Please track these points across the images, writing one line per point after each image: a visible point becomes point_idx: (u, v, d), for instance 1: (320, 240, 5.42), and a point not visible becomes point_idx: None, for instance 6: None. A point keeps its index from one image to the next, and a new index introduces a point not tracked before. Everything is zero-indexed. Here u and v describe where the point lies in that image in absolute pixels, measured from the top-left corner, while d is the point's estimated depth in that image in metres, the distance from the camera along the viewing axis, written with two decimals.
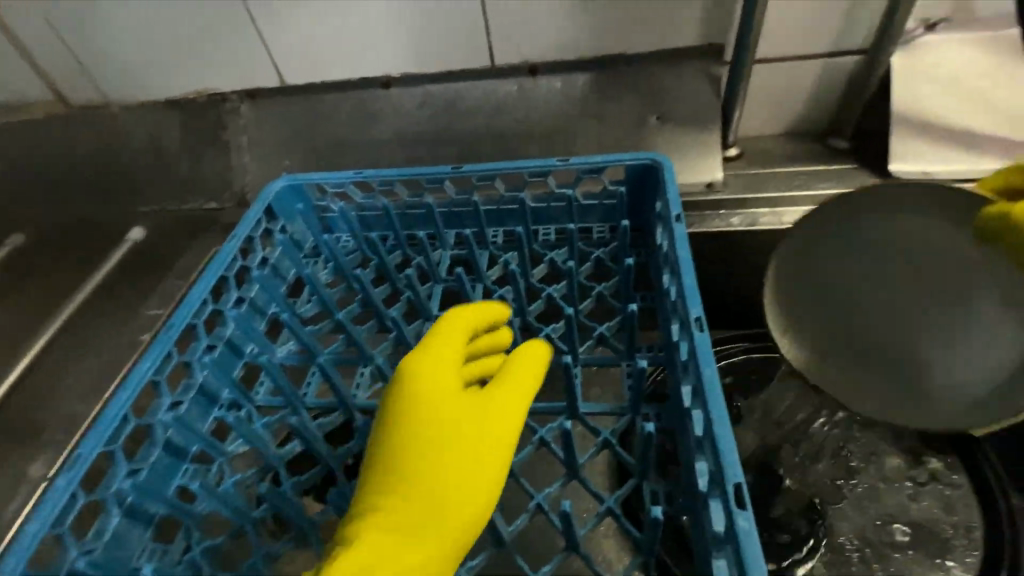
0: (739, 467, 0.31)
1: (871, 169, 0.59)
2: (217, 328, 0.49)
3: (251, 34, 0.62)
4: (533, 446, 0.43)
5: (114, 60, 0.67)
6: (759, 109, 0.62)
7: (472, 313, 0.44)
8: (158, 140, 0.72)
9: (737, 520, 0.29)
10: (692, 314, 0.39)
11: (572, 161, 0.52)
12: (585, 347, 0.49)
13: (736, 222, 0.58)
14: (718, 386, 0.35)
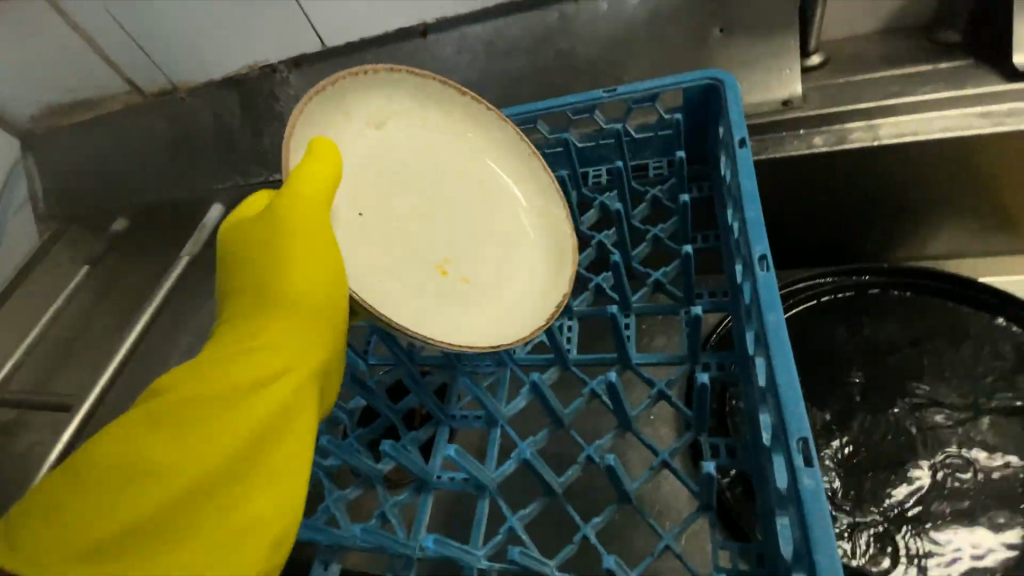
0: (805, 422, 0.27)
1: (993, 61, 0.48)
2: None
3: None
4: (583, 399, 0.41)
5: (173, 46, 0.71)
6: (843, 5, 0.52)
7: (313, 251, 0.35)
8: (220, 119, 0.75)
9: (801, 478, 0.26)
10: (755, 253, 0.34)
11: (619, 90, 0.47)
12: (639, 295, 0.46)
13: (818, 142, 0.51)
14: (786, 332, 0.31)
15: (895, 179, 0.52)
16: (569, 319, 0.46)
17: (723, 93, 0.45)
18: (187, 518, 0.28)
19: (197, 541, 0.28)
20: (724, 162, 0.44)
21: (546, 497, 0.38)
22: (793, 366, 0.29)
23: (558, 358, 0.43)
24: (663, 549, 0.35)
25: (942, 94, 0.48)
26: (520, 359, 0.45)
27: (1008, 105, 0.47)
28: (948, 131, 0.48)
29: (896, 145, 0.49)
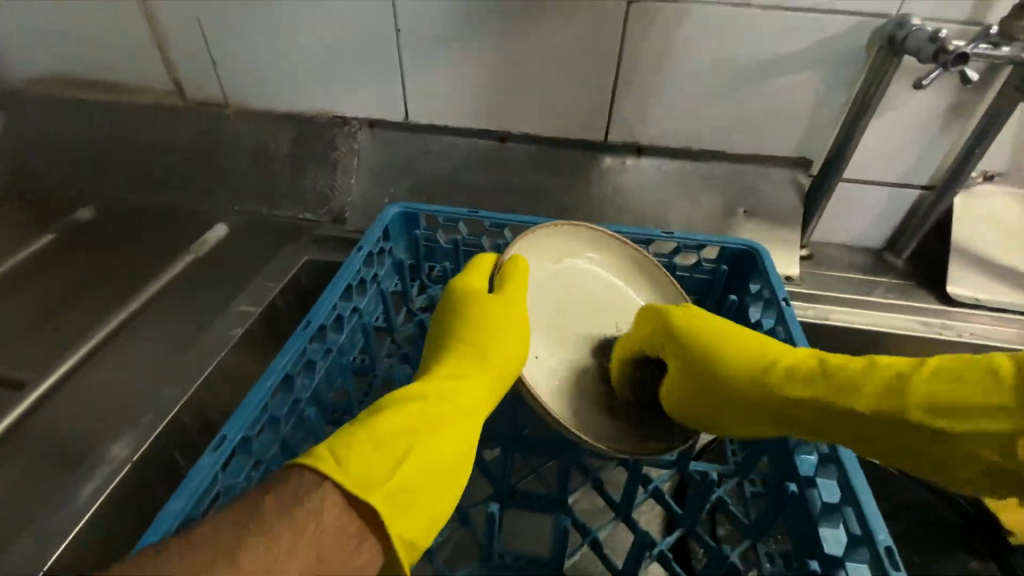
0: (887, 533, 0.35)
1: (929, 287, 0.66)
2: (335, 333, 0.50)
3: (392, 71, 0.68)
4: (647, 495, 0.49)
5: (248, 69, 0.71)
6: (828, 219, 0.70)
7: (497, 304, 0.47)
8: (265, 146, 0.74)
9: None
10: None
11: (676, 234, 0.54)
12: None
13: (809, 313, 0.64)
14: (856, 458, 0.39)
15: (855, 359, 0.67)
16: None
17: (760, 259, 0.52)
18: (415, 484, 0.34)
19: (417, 506, 0.34)
20: (758, 311, 0.51)
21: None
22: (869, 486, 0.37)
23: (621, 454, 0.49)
24: None
25: (896, 301, 0.65)
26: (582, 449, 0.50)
27: (942, 318, 0.63)
28: (900, 329, 0.63)
29: (867, 329, 0.63)
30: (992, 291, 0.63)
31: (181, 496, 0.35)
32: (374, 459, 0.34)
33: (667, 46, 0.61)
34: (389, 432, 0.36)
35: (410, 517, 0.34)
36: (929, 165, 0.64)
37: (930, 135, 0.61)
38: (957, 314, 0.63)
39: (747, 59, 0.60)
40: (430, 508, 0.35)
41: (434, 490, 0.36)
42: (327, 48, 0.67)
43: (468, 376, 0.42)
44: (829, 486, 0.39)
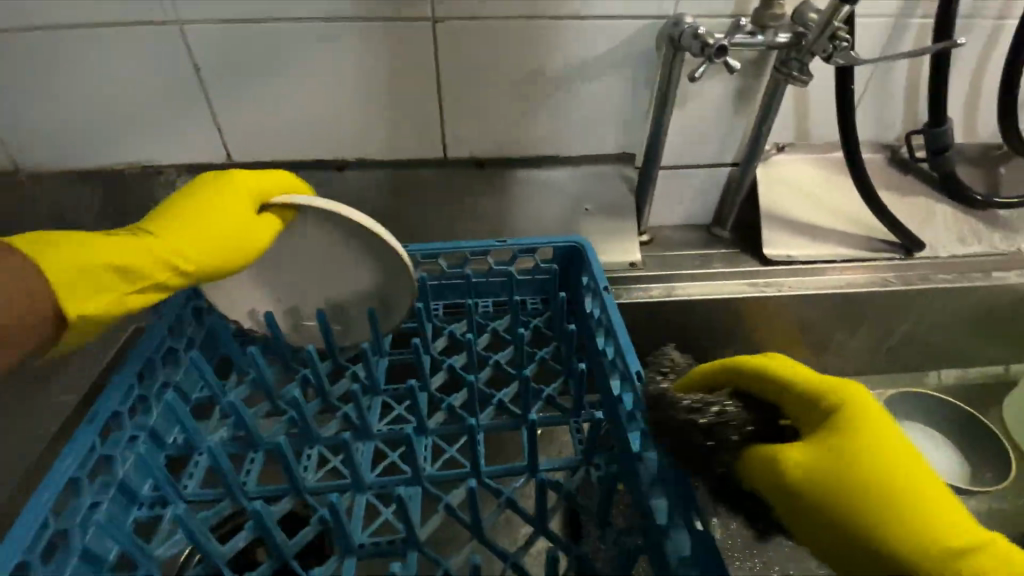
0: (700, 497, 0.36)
1: (750, 253, 0.74)
2: (139, 416, 0.46)
3: (202, 113, 0.63)
4: (500, 507, 0.44)
5: (30, 126, 0.62)
6: (661, 203, 0.76)
7: (245, 179, 0.47)
8: (72, 209, 0.66)
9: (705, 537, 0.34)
10: (633, 368, 0.45)
11: (509, 241, 0.59)
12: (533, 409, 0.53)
13: (655, 292, 0.69)
14: None
15: (703, 328, 0.73)
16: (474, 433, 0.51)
17: (585, 252, 0.58)
18: (79, 293, 0.39)
19: (101, 299, 0.40)
20: (587, 301, 0.56)
21: None
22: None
23: (470, 470, 0.46)
24: None
25: (726, 270, 0.72)
26: (433, 475, 0.46)
27: (766, 277, 0.71)
28: (734, 294, 0.70)
29: (706, 299, 0.69)
30: (800, 247, 0.72)
31: None
32: (77, 285, 0.39)
33: (480, 61, 0.62)
34: (103, 253, 0.40)
35: (121, 300, 0.41)
36: (731, 144, 0.71)
37: (728, 118, 0.68)
38: (775, 272, 0.71)
39: (556, 67, 0.63)
40: (144, 288, 0.42)
41: (137, 284, 0.42)
42: (119, 95, 0.61)
43: (196, 249, 0.44)
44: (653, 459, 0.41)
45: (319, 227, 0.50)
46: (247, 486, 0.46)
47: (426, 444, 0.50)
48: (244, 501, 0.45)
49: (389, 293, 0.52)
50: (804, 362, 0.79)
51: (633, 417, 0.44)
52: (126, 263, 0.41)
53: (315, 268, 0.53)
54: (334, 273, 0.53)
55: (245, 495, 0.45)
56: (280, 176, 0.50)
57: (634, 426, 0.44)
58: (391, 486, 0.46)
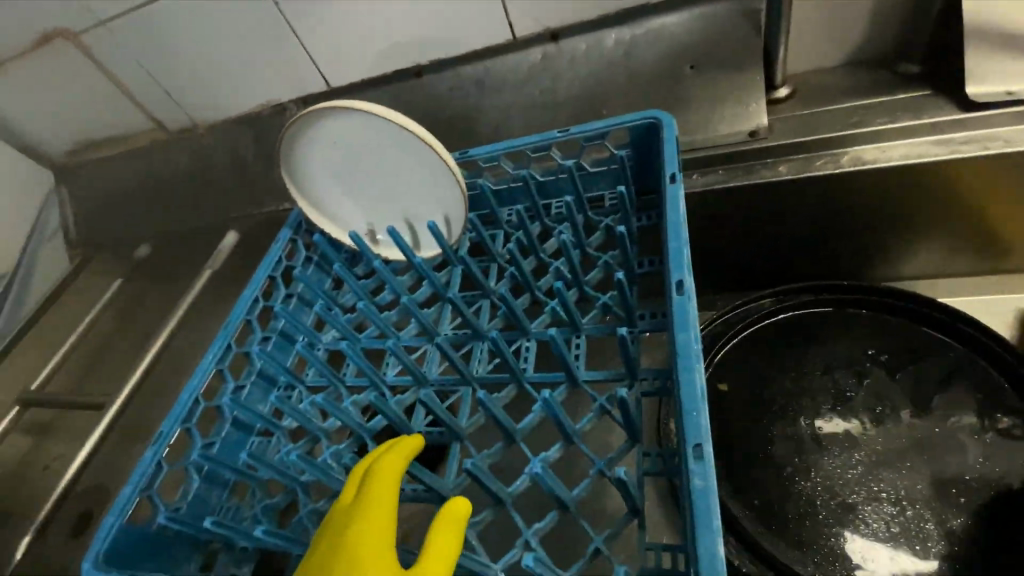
0: (701, 429, 0.31)
1: (947, 94, 0.51)
2: (271, 322, 0.57)
3: (295, 45, 0.68)
4: (535, 415, 0.43)
5: (194, 86, 0.77)
6: (807, 41, 0.56)
7: (394, 455, 0.36)
8: (236, 151, 0.81)
9: (693, 480, 0.29)
10: (674, 279, 0.39)
11: (571, 130, 0.52)
12: (590, 316, 0.49)
13: (784, 170, 0.54)
14: (690, 351, 0.34)
15: (861, 207, 0.55)
16: (527, 340, 0.49)
17: (661, 131, 0.49)
18: None
19: None
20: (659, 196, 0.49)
21: (497, 506, 0.40)
22: (695, 378, 0.33)
23: (513, 377, 0.46)
24: (594, 551, 0.35)
25: (902, 124, 0.51)
26: (481, 378, 0.48)
27: (964, 132, 0.50)
28: (908, 158, 0.51)
29: (855, 172, 0.52)
30: None
31: (130, 486, 0.44)
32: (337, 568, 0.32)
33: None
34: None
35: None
36: None
37: None
38: (984, 121, 0.49)
39: None
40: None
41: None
42: (236, 45, 0.70)
43: None
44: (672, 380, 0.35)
45: (383, 145, 0.54)
46: (345, 377, 0.54)
47: (484, 348, 0.50)
48: (344, 388, 0.53)
49: (450, 200, 0.55)
50: None
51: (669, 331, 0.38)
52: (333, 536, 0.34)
53: (378, 184, 0.57)
54: (406, 186, 0.57)
55: (344, 383, 0.53)
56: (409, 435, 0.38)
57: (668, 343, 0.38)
58: (449, 387, 0.49)
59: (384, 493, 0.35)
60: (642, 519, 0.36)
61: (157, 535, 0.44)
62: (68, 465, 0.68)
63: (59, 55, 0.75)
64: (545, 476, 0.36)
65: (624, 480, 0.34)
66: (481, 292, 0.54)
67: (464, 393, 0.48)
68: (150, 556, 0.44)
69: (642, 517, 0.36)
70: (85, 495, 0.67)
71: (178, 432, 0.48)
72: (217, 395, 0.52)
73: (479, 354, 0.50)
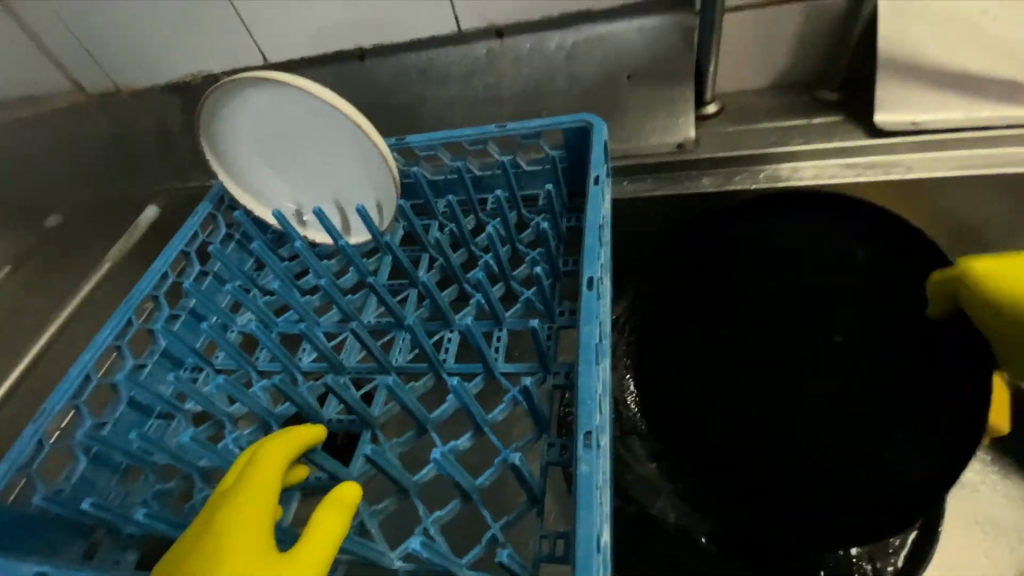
0: (594, 417, 0.31)
1: (858, 121, 0.55)
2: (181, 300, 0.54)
3: (229, 15, 0.65)
4: (448, 405, 0.43)
5: (119, 50, 0.72)
6: (737, 61, 0.59)
7: (285, 439, 0.34)
8: (163, 121, 0.76)
9: (579, 465, 0.30)
10: (586, 275, 0.39)
11: (508, 126, 0.53)
12: (512, 310, 0.49)
13: (707, 182, 0.57)
14: (592, 342, 0.35)
15: None
16: (450, 331, 0.49)
17: (591, 134, 0.50)
18: None
19: None
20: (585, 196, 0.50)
21: (400, 495, 0.39)
22: (594, 369, 0.34)
23: (431, 367, 0.46)
24: (490, 539, 0.35)
25: (815, 146, 0.55)
26: (400, 367, 0.48)
27: (871, 157, 0.53)
28: (816, 179, 0.55)
29: (769, 188, 0.56)
30: (932, 109, 0.52)
31: (3, 462, 0.40)
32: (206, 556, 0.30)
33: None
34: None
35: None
36: None
37: None
38: (890, 148, 0.53)
39: None
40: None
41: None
42: (167, 11, 0.67)
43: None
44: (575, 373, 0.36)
45: (314, 122, 0.52)
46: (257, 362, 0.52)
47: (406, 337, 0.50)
48: (256, 371, 0.51)
49: (381, 185, 0.54)
50: None
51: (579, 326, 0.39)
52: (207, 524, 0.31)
53: (307, 164, 0.56)
54: (336, 166, 0.55)
55: (255, 368, 0.51)
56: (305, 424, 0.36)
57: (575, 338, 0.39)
58: (367, 374, 0.49)
59: (267, 475, 0.32)
60: (539, 508, 0.36)
61: (34, 518, 0.41)
62: None
63: None
64: (445, 464, 0.35)
65: (521, 468, 0.35)
66: (407, 282, 0.54)
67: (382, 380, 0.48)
68: (22, 540, 0.40)
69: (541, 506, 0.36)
70: None
71: (65, 409, 0.45)
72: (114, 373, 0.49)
73: (399, 342, 0.50)
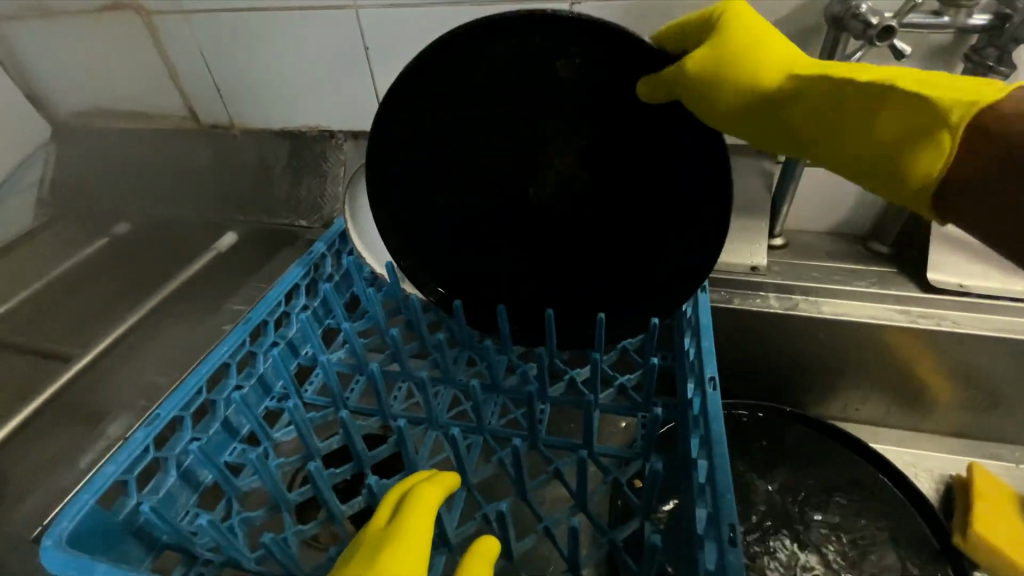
0: (735, 511, 0.35)
1: (907, 275, 0.63)
2: (283, 328, 0.57)
3: (366, 83, 0.73)
4: (548, 476, 0.46)
5: (247, 93, 0.79)
6: (804, 205, 0.68)
7: (432, 486, 0.37)
8: (266, 160, 0.82)
9: (727, 555, 0.33)
10: (706, 374, 0.45)
11: None
12: (605, 394, 0.54)
13: (776, 303, 0.63)
14: (724, 441, 0.40)
15: (826, 349, 0.65)
16: (543, 403, 0.53)
17: None
18: None
19: None
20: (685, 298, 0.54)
21: (503, 558, 0.42)
22: (727, 464, 0.38)
23: (530, 435, 0.49)
24: None
25: (870, 289, 0.63)
26: (494, 429, 0.51)
27: (921, 307, 0.61)
28: (875, 317, 0.61)
29: (834, 318, 0.62)
30: (976, 275, 0.60)
31: (112, 463, 0.43)
32: None
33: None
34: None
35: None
36: None
37: None
38: (936, 302, 0.61)
39: None
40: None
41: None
42: (307, 70, 0.74)
43: None
44: (700, 467, 0.41)
45: None
46: (348, 401, 0.55)
47: (498, 402, 0.54)
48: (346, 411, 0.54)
49: None
50: (950, 414, 0.67)
51: (696, 422, 0.44)
52: (363, 558, 0.33)
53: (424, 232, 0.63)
54: None
55: (347, 407, 0.54)
56: (446, 475, 0.38)
57: (694, 432, 0.44)
58: (460, 431, 0.52)
59: (423, 522, 0.34)
60: None
61: (122, 526, 0.43)
62: None
63: (123, 25, 0.76)
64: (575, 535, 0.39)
65: (652, 551, 0.38)
66: (502, 350, 0.57)
67: (476, 440, 0.51)
68: (110, 547, 0.42)
69: None
70: None
71: (172, 418, 0.47)
72: (216, 389, 0.51)
73: (494, 406, 0.54)
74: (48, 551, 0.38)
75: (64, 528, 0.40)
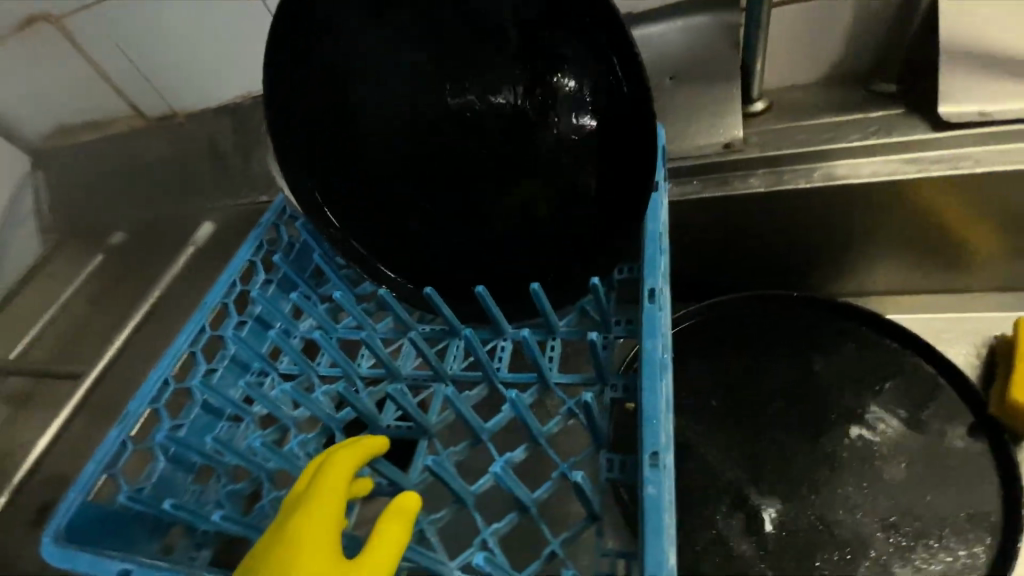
0: (659, 437, 0.31)
1: (917, 114, 0.52)
2: (247, 306, 0.56)
3: None
4: (503, 414, 0.43)
5: (176, 75, 0.76)
6: (783, 56, 0.57)
7: (348, 452, 0.37)
8: (216, 141, 0.80)
9: (645, 487, 0.30)
10: (648, 286, 0.39)
11: None
12: (568, 318, 0.49)
13: (756, 182, 0.55)
14: (657, 359, 0.35)
15: (828, 221, 0.57)
16: (504, 340, 0.49)
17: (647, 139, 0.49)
18: None
19: None
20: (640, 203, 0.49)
21: (456, 504, 0.40)
22: (659, 386, 0.33)
23: (485, 377, 0.46)
24: (550, 554, 0.35)
25: (871, 140, 0.52)
26: (455, 375, 0.48)
27: (932, 152, 0.51)
28: (877, 175, 0.52)
29: (826, 186, 0.53)
30: (1002, 95, 0.49)
31: (93, 463, 0.44)
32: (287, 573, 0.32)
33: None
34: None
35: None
36: None
37: None
38: (951, 143, 0.51)
39: None
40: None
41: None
42: (225, 35, 0.71)
43: None
44: None
45: None
46: (319, 367, 0.54)
47: (459, 345, 0.50)
48: (316, 378, 0.53)
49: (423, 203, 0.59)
50: (985, 269, 0.58)
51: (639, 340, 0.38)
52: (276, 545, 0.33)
53: None
54: None
55: (318, 373, 0.53)
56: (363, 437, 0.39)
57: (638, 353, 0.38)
58: (422, 382, 0.49)
59: (338, 488, 0.35)
60: (598, 523, 0.36)
61: (118, 514, 0.45)
62: (30, 450, 0.67)
63: (38, 36, 0.74)
64: (505, 477, 0.36)
65: (583, 488, 0.34)
66: None
67: (438, 388, 0.48)
68: (110, 534, 0.44)
69: (599, 522, 0.36)
70: (46, 483, 0.65)
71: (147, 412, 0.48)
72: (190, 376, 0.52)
73: (454, 350, 0.50)
74: (45, 547, 0.41)
75: (59, 524, 0.42)
